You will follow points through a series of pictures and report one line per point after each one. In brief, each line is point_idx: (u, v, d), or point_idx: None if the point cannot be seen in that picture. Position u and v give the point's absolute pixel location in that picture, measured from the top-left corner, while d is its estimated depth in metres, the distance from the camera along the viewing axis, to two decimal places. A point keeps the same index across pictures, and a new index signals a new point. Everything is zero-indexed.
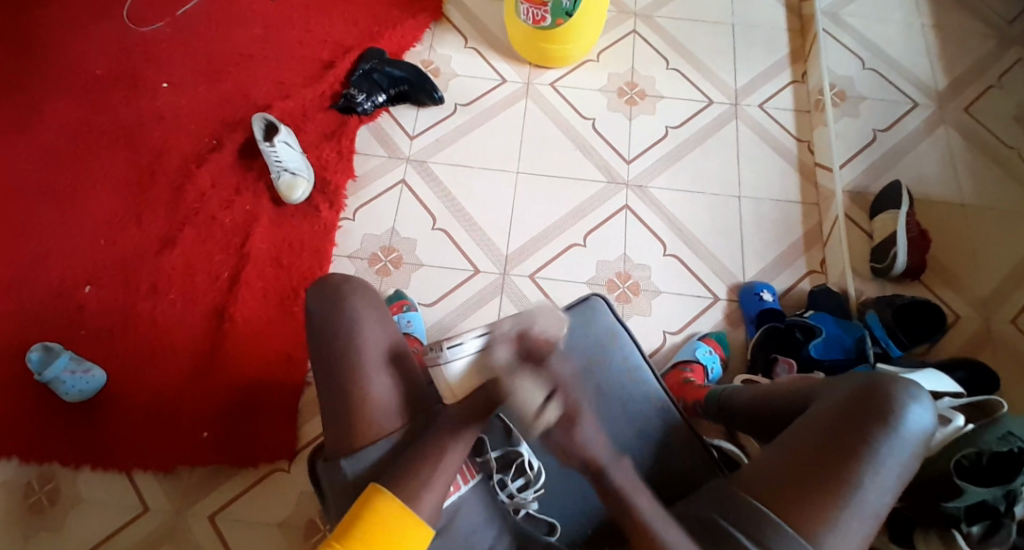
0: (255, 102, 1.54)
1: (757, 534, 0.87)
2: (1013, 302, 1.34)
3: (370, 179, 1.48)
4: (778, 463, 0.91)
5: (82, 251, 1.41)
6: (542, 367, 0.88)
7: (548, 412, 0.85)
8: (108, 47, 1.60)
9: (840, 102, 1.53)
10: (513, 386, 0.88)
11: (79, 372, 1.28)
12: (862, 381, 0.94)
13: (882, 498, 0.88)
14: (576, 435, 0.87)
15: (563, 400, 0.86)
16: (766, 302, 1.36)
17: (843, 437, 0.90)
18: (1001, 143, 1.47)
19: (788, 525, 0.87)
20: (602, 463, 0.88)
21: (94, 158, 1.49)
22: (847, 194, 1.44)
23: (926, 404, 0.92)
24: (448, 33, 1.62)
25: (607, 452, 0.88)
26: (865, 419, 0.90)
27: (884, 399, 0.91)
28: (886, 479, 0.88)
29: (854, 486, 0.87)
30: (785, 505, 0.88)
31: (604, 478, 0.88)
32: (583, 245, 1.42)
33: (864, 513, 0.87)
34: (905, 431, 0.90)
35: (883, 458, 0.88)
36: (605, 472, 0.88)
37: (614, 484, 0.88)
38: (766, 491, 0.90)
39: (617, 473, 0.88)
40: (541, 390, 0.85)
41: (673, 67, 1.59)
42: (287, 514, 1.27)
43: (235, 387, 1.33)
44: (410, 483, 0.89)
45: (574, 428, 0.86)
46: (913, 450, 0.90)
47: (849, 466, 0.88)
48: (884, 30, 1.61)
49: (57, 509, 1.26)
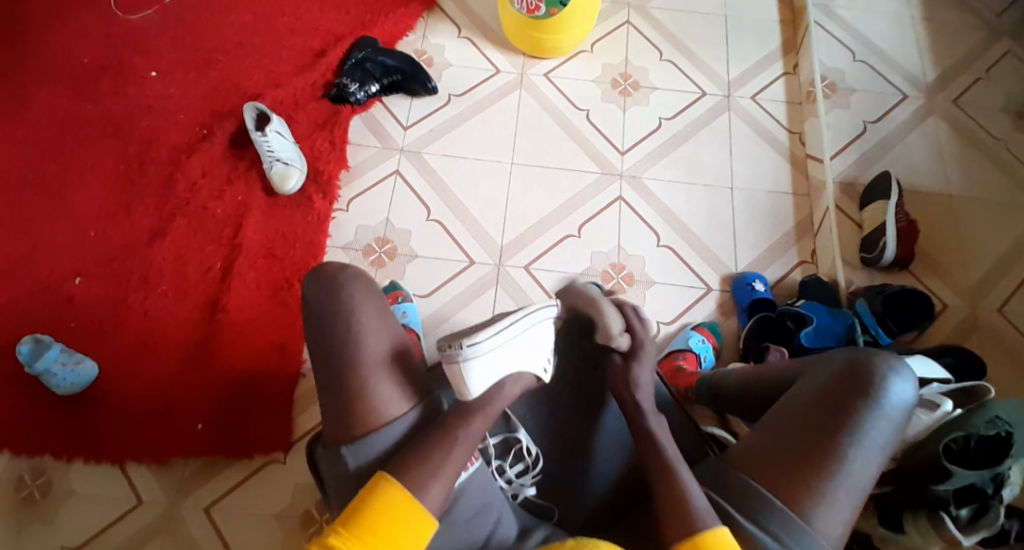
0: (245, 91, 1.53)
1: (750, 511, 0.88)
2: (999, 291, 1.37)
3: (363, 169, 1.48)
4: (765, 440, 0.93)
5: (72, 243, 1.40)
6: (618, 306, 1.06)
7: (620, 339, 1.02)
8: (95, 35, 1.57)
9: (831, 93, 1.54)
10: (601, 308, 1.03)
11: (69, 365, 1.26)
12: (844, 358, 0.96)
13: (869, 470, 0.89)
14: (631, 372, 1.02)
15: (633, 335, 1.04)
16: (758, 292, 1.37)
17: (828, 413, 0.91)
18: (988, 134, 1.49)
19: (778, 499, 0.88)
20: (646, 408, 0.99)
21: (83, 148, 1.47)
22: (837, 185, 1.46)
23: (907, 378, 0.94)
24: (440, 22, 1.62)
25: (649, 404, 1.00)
26: (850, 394, 0.92)
27: (867, 374, 0.93)
28: (872, 452, 0.89)
29: (841, 459, 0.88)
30: (777, 483, 0.89)
31: (642, 422, 0.98)
32: (578, 235, 1.43)
33: (853, 486, 0.89)
34: (888, 404, 0.91)
35: (869, 431, 0.90)
36: (644, 418, 0.98)
37: (649, 431, 0.96)
38: (756, 468, 0.91)
39: (653, 420, 0.98)
40: (621, 325, 1.03)
41: (666, 58, 1.59)
42: (283, 506, 1.26)
43: (230, 379, 1.32)
44: (416, 471, 0.88)
45: (636, 361, 1.03)
46: (896, 423, 0.92)
47: (835, 439, 0.89)
48: (874, 22, 1.62)
49: (49, 502, 1.25)
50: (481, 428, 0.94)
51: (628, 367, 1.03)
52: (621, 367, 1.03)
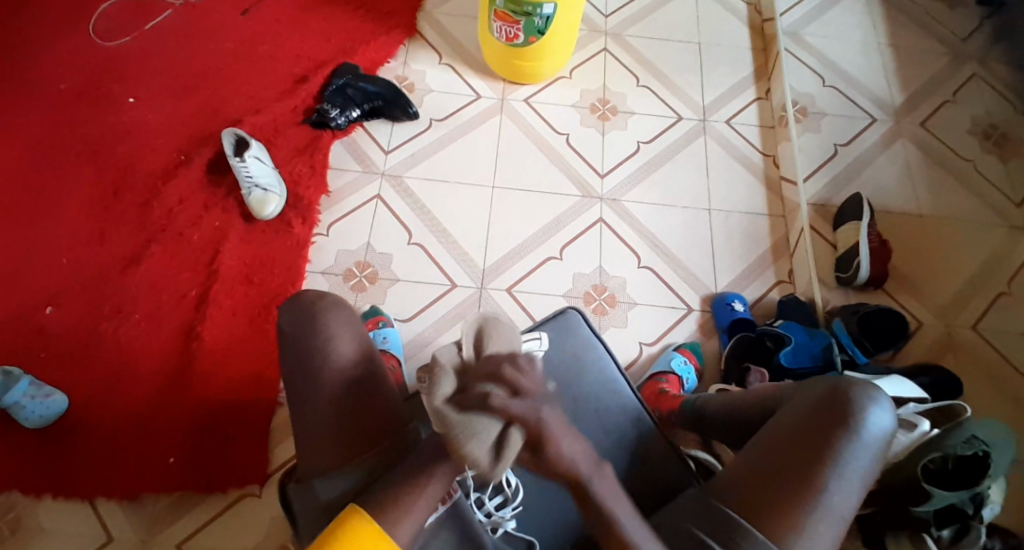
0: (225, 117, 1.52)
1: (730, 541, 0.88)
2: (971, 308, 1.40)
3: (344, 194, 1.47)
4: (747, 469, 0.93)
5: (43, 271, 1.36)
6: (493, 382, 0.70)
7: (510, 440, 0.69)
8: (72, 61, 1.56)
9: (802, 118, 1.58)
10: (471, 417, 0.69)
11: (39, 397, 1.23)
12: (824, 385, 0.97)
13: (849, 500, 0.90)
14: (551, 454, 0.70)
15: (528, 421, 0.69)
16: (738, 312, 1.39)
17: (810, 443, 0.92)
18: (954, 155, 1.54)
19: (759, 530, 0.88)
20: (583, 475, 0.75)
21: (56, 174, 1.44)
22: (811, 207, 1.49)
23: (886, 407, 0.95)
24: (421, 50, 1.63)
25: (588, 462, 0.75)
26: (830, 423, 0.92)
27: (846, 403, 0.94)
28: (851, 482, 0.90)
29: (822, 489, 0.89)
30: (759, 513, 0.89)
31: (588, 488, 0.77)
32: (559, 257, 1.44)
33: (834, 516, 0.89)
34: (867, 433, 0.92)
35: (848, 461, 0.91)
36: (590, 483, 0.76)
37: (599, 496, 0.78)
38: (737, 497, 0.91)
39: (601, 482, 0.77)
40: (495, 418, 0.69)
41: (643, 84, 1.62)
42: (260, 541, 1.23)
43: (207, 408, 1.29)
44: (390, 508, 0.87)
45: (545, 449, 0.71)
46: (876, 451, 0.93)
47: (815, 470, 0.90)
48: (841, 49, 1.68)
49: (17, 540, 1.20)
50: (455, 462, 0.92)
51: (540, 454, 0.71)
52: None
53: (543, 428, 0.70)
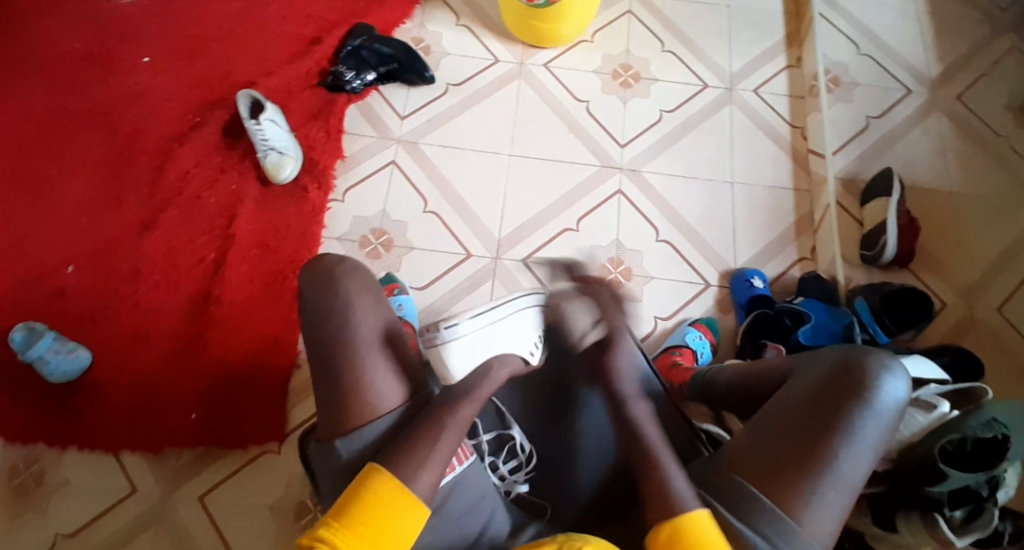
0: (239, 79, 1.50)
1: (737, 508, 0.87)
2: (999, 289, 1.36)
3: (360, 159, 1.45)
4: (756, 438, 0.92)
5: (63, 232, 1.38)
6: (585, 299, 1.11)
7: (593, 332, 1.06)
8: (87, 21, 1.55)
9: (833, 87, 1.52)
10: (567, 310, 1.14)
11: (63, 353, 1.25)
12: (836, 356, 0.95)
13: (859, 470, 0.88)
14: (612, 360, 1.02)
15: (607, 326, 1.05)
16: (757, 287, 1.36)
17: (821, 412, 0.90)
18: (990, 130, 1.47)
19: (767, 499, 0.87)
20: (624, 395, 0.98)
21: (74, 135, 1.45)
22: (838, 181, 1.44)
23: (900, 375, 0.92)
24: (438, 10, 1.59)
25: (631, 389, 0.98)
26: (842, 393, 0.90)
27: (858, 373, 0.91)
28: (863, 451, 0.88)
29: (832, 459, 0.87)
30: (767, 482, 0.88)
31: (625, 411, 0.97)
32: (576, 229, 1.41)
33: (843, 485, 0.87)
34: (880, 404, 0.90)
35: (860, 430, 0.88)
36: (626, 405, 0.97)
37: (634, 418, 0.96)
38: (747, 466, 0.90)
39: (636, 409, 0.96)
40: (591, 318, 1.08)
41: (668, 49, 1.57)
42: (277, 497, 1.26)
43: (224, 369, 1.31)
44: (402, 468, 0.87)
45: (611, 349, 1.02)
46: (889, 421, 0.90)
47: (826, 439, 0.88)
48: (878, 14, 1.60)
49: (40, 494, 1.25)
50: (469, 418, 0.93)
51: (608, 356, 1.02)
52: (602, 353, 1.03)
53: (617, 338, 1.03)
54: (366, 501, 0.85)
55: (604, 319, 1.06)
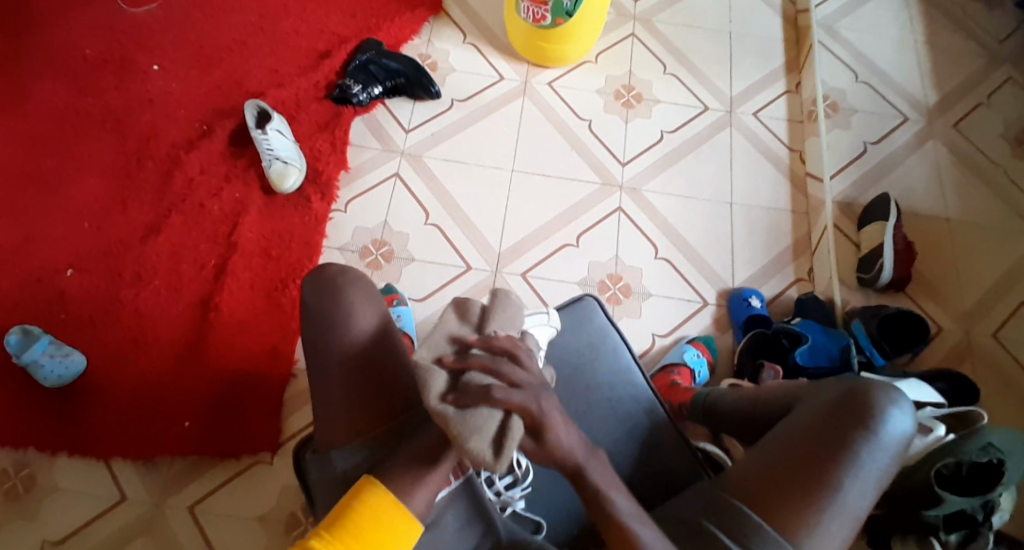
0: (248, 89, 1.52)
1: (737, 533, 0.87)
2: (995, 315, 1.37)
3: (364, 171, 1.47)
4: (759, 465, 0.91)
5: (66, 234, 1.38)
6: (511, 362, 0.82)
7: (511, 418, 0.80)
8: (101, 28, 1.57)
9: (832, 113, 1.55)
10: (468, 389, 0.80)
11: (58, 357, 1.26)
12: (844, 387, 0.94)
13: (862, 500, 0.88)
14: (546, 431, 0.81)
15: (529, 401, 0.80)
16: (754, 308, 1.37)
17: (826, 443, 0.89)
18: (986, 159, 1.50)
19: (768, 526, 0.87)
20: (577, 463, 0.82)
21: (82, 139, 1.46)
22: (835, 204, 1.46)
23: (907, 409, 0.92)
24: (446, 28, 1.62)
25: (582, 450, 0.83)
26: (847, 423, 0.90)
27: (865, 404, 0.91)
28: (867, 484, 0.88)
29: (835, 489, 0.87)
30: (769, 510, 0.88)
31: (581, 478, 0.83)
32: (576, 245, 1.42)
33: (845, 516, 0.87)
34: (886, 435, 0.89)
35: (864, 463, 0.88)
36: (585, 474, 0.82)
37: (592, 486, 0.83)
38: (749, 493, 0.90)
39: (594, 474, 0.83)
40: (501, 397, 0.79)
41: (670, 72, 1.60)
42: (270, 507, 1.25)
43: (221, 376, 1.31)
44: (400, 482, 0.87)
45: (544, 429, 0.80)
46: (894, 454, 0.90)
47: (830, 468, 0.88)
48: (876, 43, 1.63)
49: (30, 497, 1.23)
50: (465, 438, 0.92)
51: (540, 436, 0.81)
52: (531, 429, 0.81)
53: (542, 411, 0.81)
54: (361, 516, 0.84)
55: (519, 384, 0.80)
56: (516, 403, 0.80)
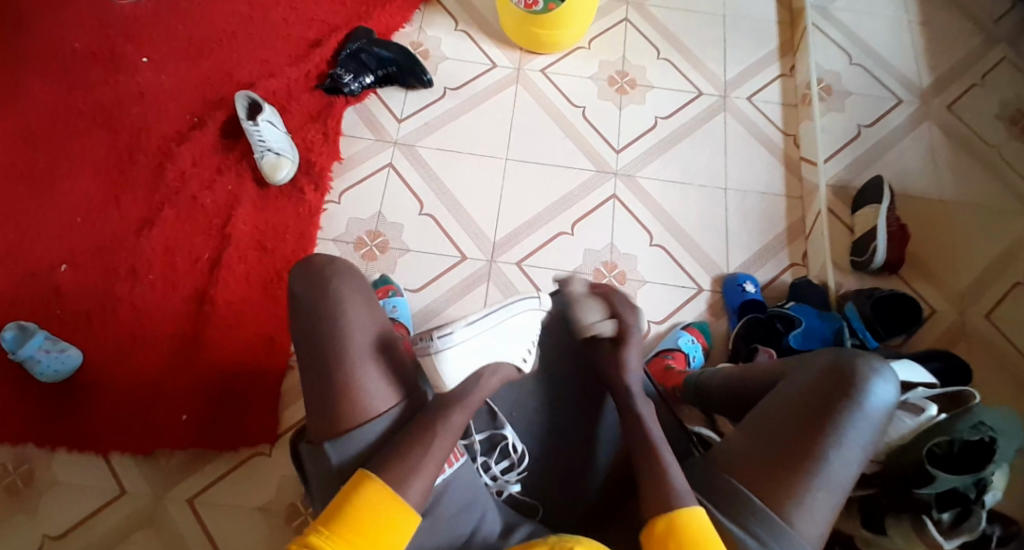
0: (238, 81, 1.51)
1: (731, 510, 0.88)
2: (988, 297, 1.38)
3: (357, 161, 1.46)
4: (747, 439, 0.93)
5: (59, 230, 1.38)
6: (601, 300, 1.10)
7: (604, 326, 1.07)
8: (88, 20, 1.55)
9: (826, 96, 1.54)
10: (575, 308, 1.10)
11: (54, 353, 1.25)
12: (827, 357, 0.96)
13: (850, 471, 0.89)
14: (621, 356, 1.06)
15: (619, 323, 1.08)
16: (749, 293, 1.37)
17: (812, 414, 0.91)
18: (981, 140, 1.50)
19: (759, 499, 0.88)
20: (631, 395, 1.02)
21: (72, 133, 1.45)
22: (830, 188, 1.46)
23: (889, 378, 0.94)
24: (437, 15, 1.60)
25: (637, 390, 1.03)
26: (832, 394, 0.91)
27: (849, 374, 0.92)
28: (854, 453, 0.89)
29: (823, 461, 0.88)
30: (759, 484, 0.89)
31: (631, 409, 1.00)
32: (571, 233, 1.42)
33: (834, 487, 0.88)
34: (870, 405, 0.91)
35: (850, 432, 0.90)
36: (633, 403, 1.01)
37: (636, 412, 1.00)
38: (739, 467, 0.91)
39: (641, 406, 1.00)
40: (601, 312, 1.09)
41: (663, 57, 1.59)
42: (268, 499, 1.26)
43: (218, 370, 1.31)
44: (399, 465, 0.88)
45: (622, 348, 1.06)
46: (878, 424, 0.91)
47: (817, 440, 0.89)
48: (871, 24, 1.63)
49: (31, 492, 1.24)
50: (460, 417, 0.94)
51: (614, 357, 1.06)
52: (611, 350, 1.06)
53: (627, 335, 1.07)
54: (352, 514, 0.85)
55: (617, 317, 1.08)
56: (613, 324, 1.07)
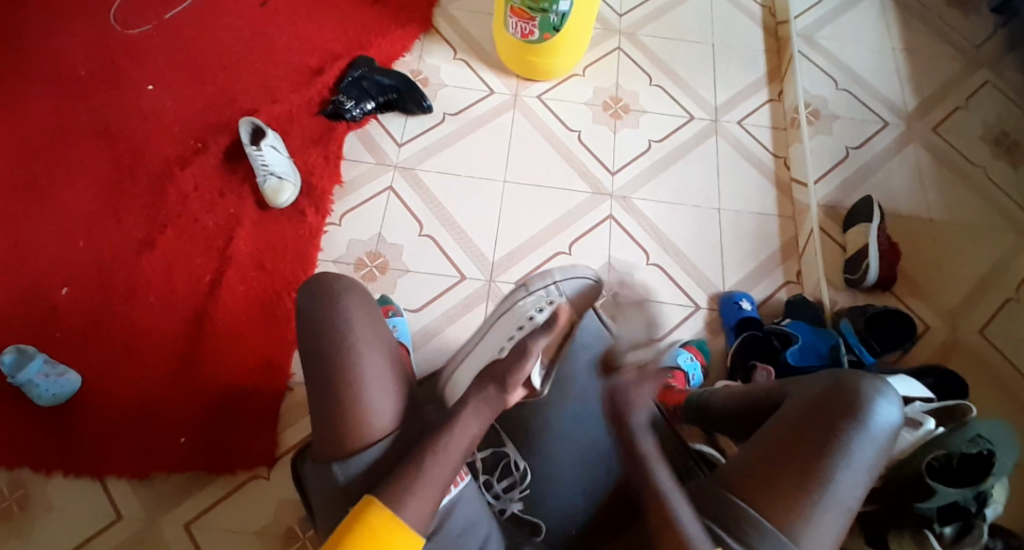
0: (242, 106, 1.54)
1: (736, 530, 0.87)
2: (979, 313, 1.40)
3: (357, 185, 1.49)
4: (750, 460, 0.92)
5: (60, 252, 1.39)
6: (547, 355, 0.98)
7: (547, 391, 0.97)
8: (94, 48, 1.59)
9: (814, 120, 1.59)
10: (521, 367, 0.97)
11: (52, 376, 1.25)
12: (830, 379, 0.95)
13: (855, 491, 0.88)
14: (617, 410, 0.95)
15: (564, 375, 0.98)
16: (745, 310, 1.39)
17: (816, 436, 0.89)
18: (965, 160, 1.54)
19: (764, 520, 0.87)
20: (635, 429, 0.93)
21: (75, 158, 1.47)
22: (821, 208, 1.50)
23: (892, 400, 0.92)
24: (436, 44, 1.65)
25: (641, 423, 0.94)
26: (836, 416, 0.90)
27: (853, 395, 0.91)
28: (858, 473, 0.88)
29: (828, 482, 0.87)
30: (763, 505, 0.88)
31: (631, 442, 0.93)
32: (568, 253, 1.45)
33: (839, 507, 0.87)
34: (874, 426, 0.90)
35: (855, 453, 0.89)
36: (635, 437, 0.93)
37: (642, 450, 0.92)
38: (743, 488, 0.90)
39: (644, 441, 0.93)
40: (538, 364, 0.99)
41: (656, 83, 1.64)
42: (266, 522, 1.24)
43: (217, 391, 1.31)
44: (401, 469, 0.87)
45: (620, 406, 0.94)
46: (882, 444, 0.90)
47: (822, 462, 0.88)
48: (855, 51, 1.69)
49: (26, 515, 1.23)
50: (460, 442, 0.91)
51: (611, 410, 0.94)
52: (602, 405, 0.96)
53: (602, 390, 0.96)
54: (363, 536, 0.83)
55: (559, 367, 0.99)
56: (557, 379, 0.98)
